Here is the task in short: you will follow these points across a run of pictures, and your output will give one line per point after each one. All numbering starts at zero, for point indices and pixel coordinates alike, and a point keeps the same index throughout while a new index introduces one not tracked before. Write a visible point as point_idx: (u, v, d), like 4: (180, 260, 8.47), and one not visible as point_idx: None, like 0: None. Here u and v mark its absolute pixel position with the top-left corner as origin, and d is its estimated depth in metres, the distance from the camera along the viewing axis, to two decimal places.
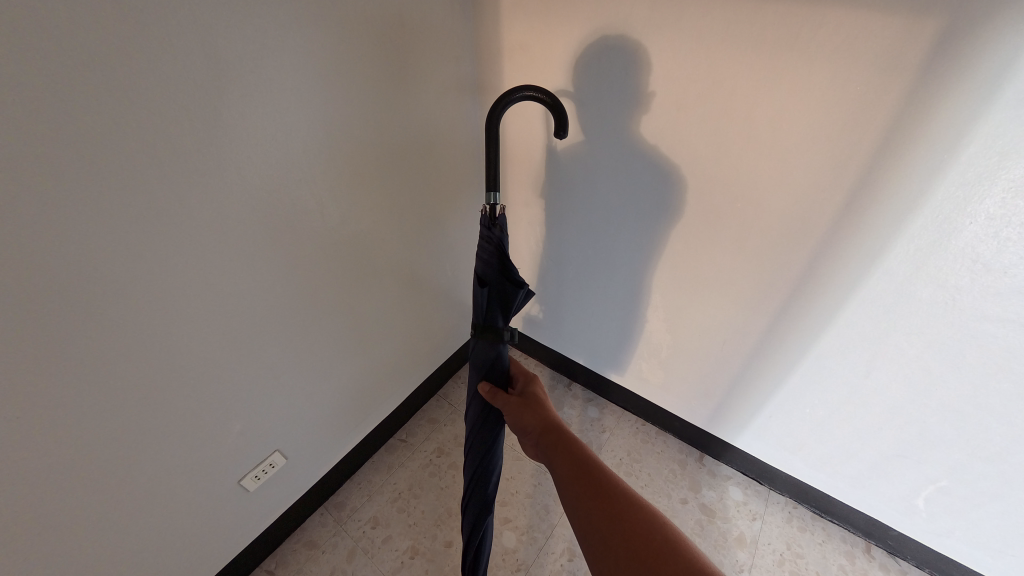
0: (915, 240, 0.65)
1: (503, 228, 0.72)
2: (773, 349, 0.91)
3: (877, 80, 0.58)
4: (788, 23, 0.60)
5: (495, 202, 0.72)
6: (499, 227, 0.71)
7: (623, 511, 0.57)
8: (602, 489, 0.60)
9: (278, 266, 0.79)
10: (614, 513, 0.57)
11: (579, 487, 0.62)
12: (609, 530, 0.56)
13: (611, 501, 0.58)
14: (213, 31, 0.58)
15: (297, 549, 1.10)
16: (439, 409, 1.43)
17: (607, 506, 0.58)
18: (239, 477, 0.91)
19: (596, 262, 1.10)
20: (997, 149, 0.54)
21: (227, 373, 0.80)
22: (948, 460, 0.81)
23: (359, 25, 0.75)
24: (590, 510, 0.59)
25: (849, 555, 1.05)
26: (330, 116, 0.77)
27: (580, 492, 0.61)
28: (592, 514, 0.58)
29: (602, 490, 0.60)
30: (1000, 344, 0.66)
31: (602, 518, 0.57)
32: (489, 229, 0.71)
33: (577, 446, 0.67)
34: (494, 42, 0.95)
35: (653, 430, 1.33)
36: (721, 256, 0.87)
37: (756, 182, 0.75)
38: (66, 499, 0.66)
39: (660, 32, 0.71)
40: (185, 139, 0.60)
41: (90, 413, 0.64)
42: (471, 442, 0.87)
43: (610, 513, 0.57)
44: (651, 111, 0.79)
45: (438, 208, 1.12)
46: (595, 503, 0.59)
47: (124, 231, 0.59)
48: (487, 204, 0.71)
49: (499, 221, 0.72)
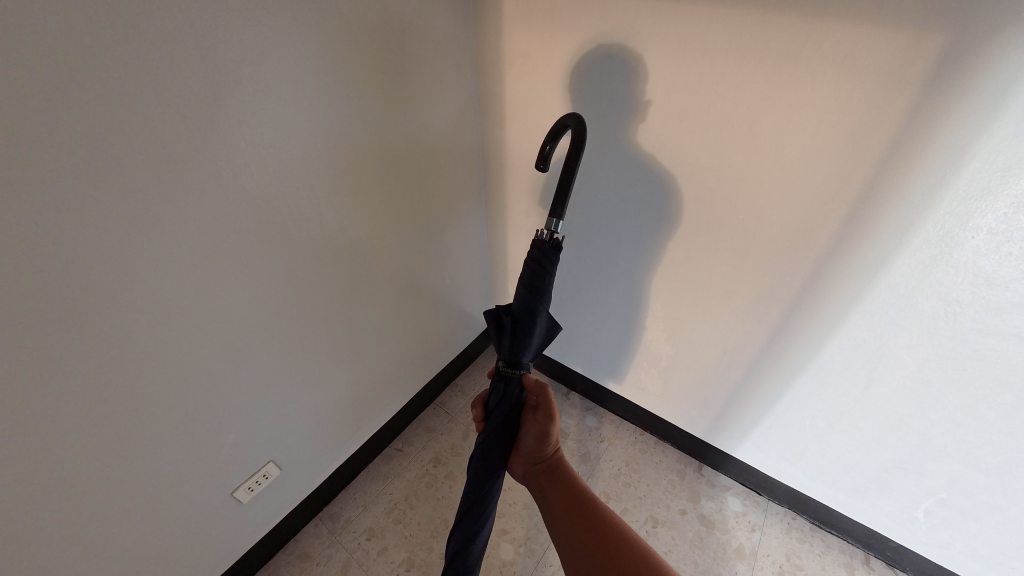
0: (916, 254, 0.64)
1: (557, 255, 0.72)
2: (773, 361, 0.90)
3: (881, 93, 0.57)
4: (792, 34, 0.60)
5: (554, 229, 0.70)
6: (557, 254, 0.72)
7: (613, 542, 0.62)
8: (594, 520, 0.66)
9: (273, 275, 0.78)
10: (604, 547, 0.62)
11: (570, 519, 0.68)
12: (600, 557, 0.61)
13: (602, 531, 0.64)
14: (211, 38, 0.57)
15: (291, 561, 1.08)
16: (437, 417, 1.41)
17: (599, 539, 0.63)
18: (232, 489, 0.90)
19: (595, 272, 1.09)
20: (999, 166, 0.54)
21: (221, 385, 0.78)
22: (949, 473, 0.81)
23: (358, 32, 0.74)
24: (582, 542, 0.64)
25: (849, 567, 1.04)
26: (328, 124, 0.76)
27: (573, 525, 0.67)
28: (584, 544, 0.63)
29: (592, 520, 0.66)
30: (1003, 359, 0.65)
31: (593, 548, 0.62)
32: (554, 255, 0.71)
33: (570, 479, 0.74)
34: (494, 49, 0.94)
35: (651, 439, 1.32)
36: (722, 267, 0.86)
37: (757, 195, 0.74)
38: (59, 513, 0.65)
39: (662, 42, 0.71)
40: (181, 147, 0.59)
41: (83, 426, 0.63)
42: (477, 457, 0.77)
43: (600, 541, 0.63)
44: (653, 121, 0.78)
45: (437, 215, 1.11)
46: (585, 532, 0.65)
47: (119, 242, 0.57)
48: (548, 230, 0.70)
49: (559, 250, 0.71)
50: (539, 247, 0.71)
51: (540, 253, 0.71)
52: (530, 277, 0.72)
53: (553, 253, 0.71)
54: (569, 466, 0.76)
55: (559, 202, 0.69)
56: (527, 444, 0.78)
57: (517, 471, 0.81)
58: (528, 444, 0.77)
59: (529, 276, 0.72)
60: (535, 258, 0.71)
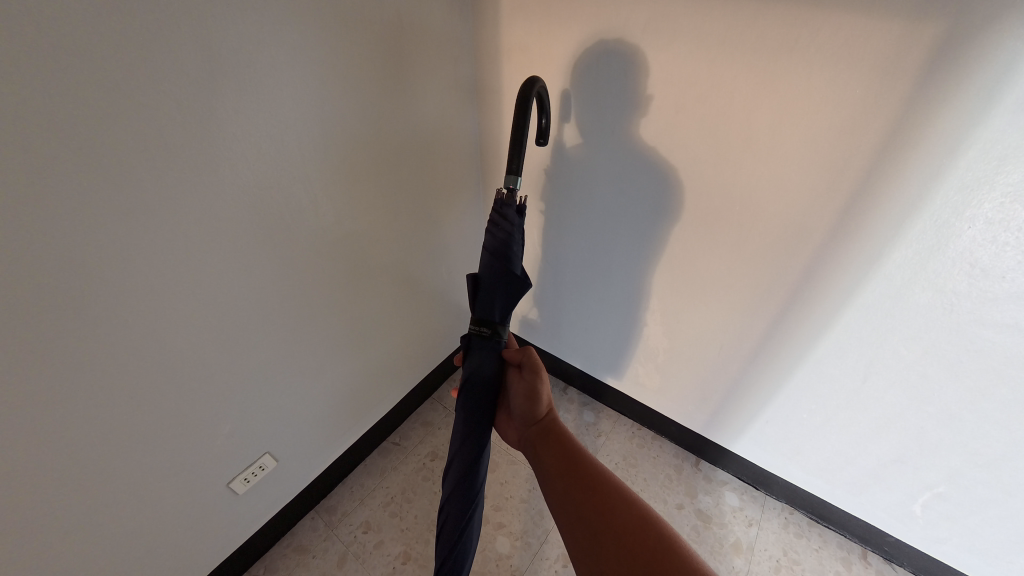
0: (914, 244, 0.64)
1: (518, 213, 0.74)
2: (770, 355, 0.90)
3: (876, 84, 0.57)
4: (787, 26, 0.60)
5: (513, 188, 0.73)
6: (518, 212, 0.74)
7: (609, 502, 0.60)
8: (588, 480, 0.64)
9: (269, 266, 0.78)
10: (601, 506, 0.60)
11: (565, 482, 0.66)
12: (597, 522, 0.59)
13: (596, 494, 0.62)
14: (208, 27, 0.57)
15: (287, 554, 1.08)
16: (434, 412, 1.41)
17: (596, 499, 0.61)
18: (227, 480, 0.89)
19: (593, 266, 1.09)
20: (996, 153, 0.53)
21: (215, 376, 0.78)
22: (945, 466, 0.80)
23: (356, 24, 0.74)
24: (575, 504, 0.62)
25: (846, 562, 1.04)
26: (325, 116, 0.76)
27: (568, 485, 0.65)
28: (579, 507, 0.62)
29: (585, 482, 0.64)
30: (999, 351, 0.65)
31: (589, 510, 0.61)
32: (517, 216, 0.74)
33: (564, 442, 0.72)
34: (493, 43, 0.94)
35: (648, 435, 1.32)
36: (717, 260, 0.86)
37: (754, 186, 0.74)
38: (54, 502, 0.65)
39: (659, 35, 0.70)
40: (178, 136, 0.59)
41: (77, 416, 0.63)
42: (465, 414, 0.81)
43: (595, 502, 0.61)
44: (651, 114, 0.78)
45: (434, 209, 1.10)
46: (579, 495, 0.63)
47: (114, 229, 0.57)
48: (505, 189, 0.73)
49: (518, 207, 0.74)
50: (501, 207, 0.74)
51: (500, 210, 0.74)
52: (496, 240, 0.74)
53: (511, 211, 0.73)
54: (562, 425, 0.75)
55: (514, 159, 0.71)
56: (518, 405, 0.79)
57: (512, 436, 0.82)
58: (520, 403, 0.79)
59: (489, 237, 0.75)
60: (496, 212, 0.74)
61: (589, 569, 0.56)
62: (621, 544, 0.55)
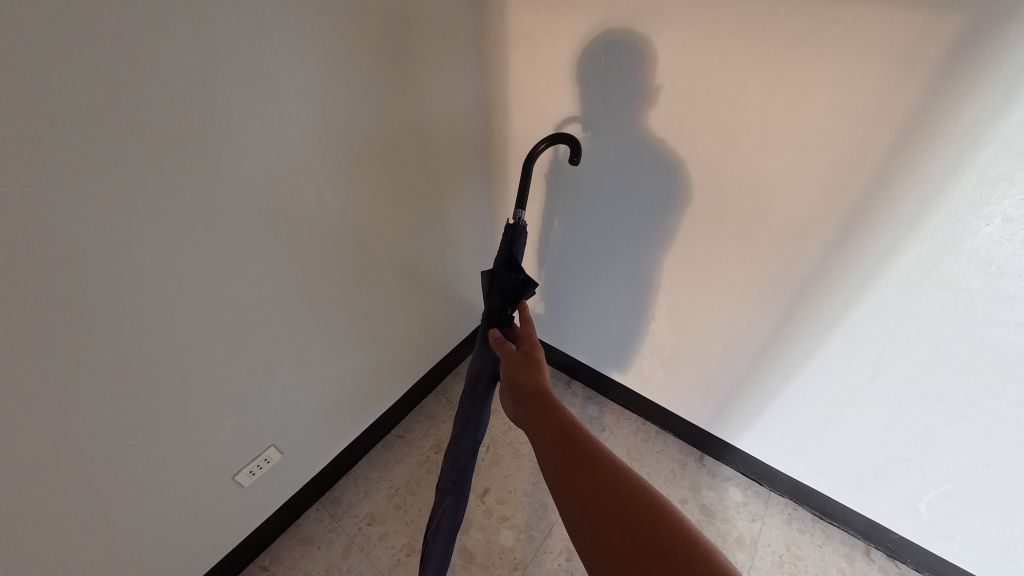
0: (928, 241, 0.63)
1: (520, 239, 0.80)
2: (777, 351, 0.89)
3: (893, 78, 0.56)
4: (804, 16, 0.58)
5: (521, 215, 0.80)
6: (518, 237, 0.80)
7: (606, 477, 0.56)
8: (582, 453, 0.60)
9: (272, 260, 0.77)
10: (597, 481, 0.56)
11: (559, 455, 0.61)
12: (591, 496, 0.54)
13: (591, 469, 0.57)
14: (210, 15, 0.56)
15: (292, 546, 1.09)
16: (437, 405, 1.41)
17: (591, 473, 0.57)
18: (233, 472, 0.90)
19: (599, 260, 1.08)
20: (1016, 149, 0.52)
21: (220, 370, 0.78)
22: (952, 464, 0.80)
23: (359, 11, 0.72)
24: (570, 478, 0.58)
25: (849, 558, 1.04)
26: (328, 107, 0.74)
27: (562, 458, 0.60)
28: (573, 482, 0.57)
29: (579, 455, 0.60)
30: (1012, 349, 0.64)
31: (584, 485, 0.56)
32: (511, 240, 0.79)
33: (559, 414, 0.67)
34: (499, 31, 0.92)
35: (652, 429, 1.32)
36: (727, 255, 0.85)
37: (763, 181, 0.73)
38: (61, 495, 0.66)
39: (671, 23, 0.69)
40: (180, 129, 0.58)
41: (84, 410, 0.63)
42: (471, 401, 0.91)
43: (590, 477, 0.56)
44: (660, 106, 0.77)
45: (439, 201, 1.09)
46: (574, 469, 0.58)
47: (118, 224, 0.57)
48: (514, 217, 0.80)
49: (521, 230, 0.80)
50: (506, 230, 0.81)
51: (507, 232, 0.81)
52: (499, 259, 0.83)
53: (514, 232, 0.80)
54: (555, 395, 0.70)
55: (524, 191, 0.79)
56: (513, 377, 0.76)
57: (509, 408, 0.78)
58: (517, 377, 0.75)
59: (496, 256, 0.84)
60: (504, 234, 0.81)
61: (584, 547, 0.52)
62: (618, 523, 0.51)
